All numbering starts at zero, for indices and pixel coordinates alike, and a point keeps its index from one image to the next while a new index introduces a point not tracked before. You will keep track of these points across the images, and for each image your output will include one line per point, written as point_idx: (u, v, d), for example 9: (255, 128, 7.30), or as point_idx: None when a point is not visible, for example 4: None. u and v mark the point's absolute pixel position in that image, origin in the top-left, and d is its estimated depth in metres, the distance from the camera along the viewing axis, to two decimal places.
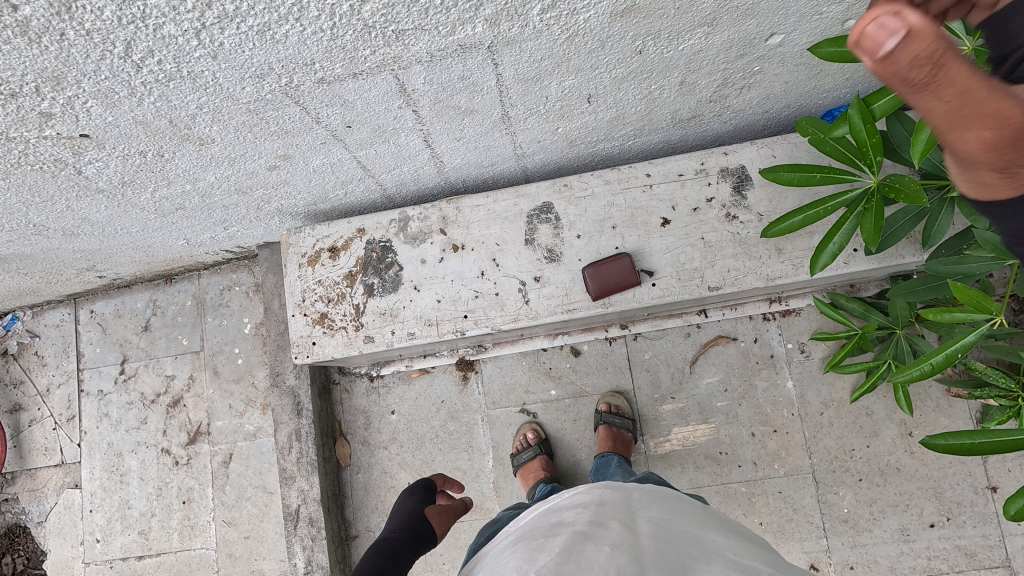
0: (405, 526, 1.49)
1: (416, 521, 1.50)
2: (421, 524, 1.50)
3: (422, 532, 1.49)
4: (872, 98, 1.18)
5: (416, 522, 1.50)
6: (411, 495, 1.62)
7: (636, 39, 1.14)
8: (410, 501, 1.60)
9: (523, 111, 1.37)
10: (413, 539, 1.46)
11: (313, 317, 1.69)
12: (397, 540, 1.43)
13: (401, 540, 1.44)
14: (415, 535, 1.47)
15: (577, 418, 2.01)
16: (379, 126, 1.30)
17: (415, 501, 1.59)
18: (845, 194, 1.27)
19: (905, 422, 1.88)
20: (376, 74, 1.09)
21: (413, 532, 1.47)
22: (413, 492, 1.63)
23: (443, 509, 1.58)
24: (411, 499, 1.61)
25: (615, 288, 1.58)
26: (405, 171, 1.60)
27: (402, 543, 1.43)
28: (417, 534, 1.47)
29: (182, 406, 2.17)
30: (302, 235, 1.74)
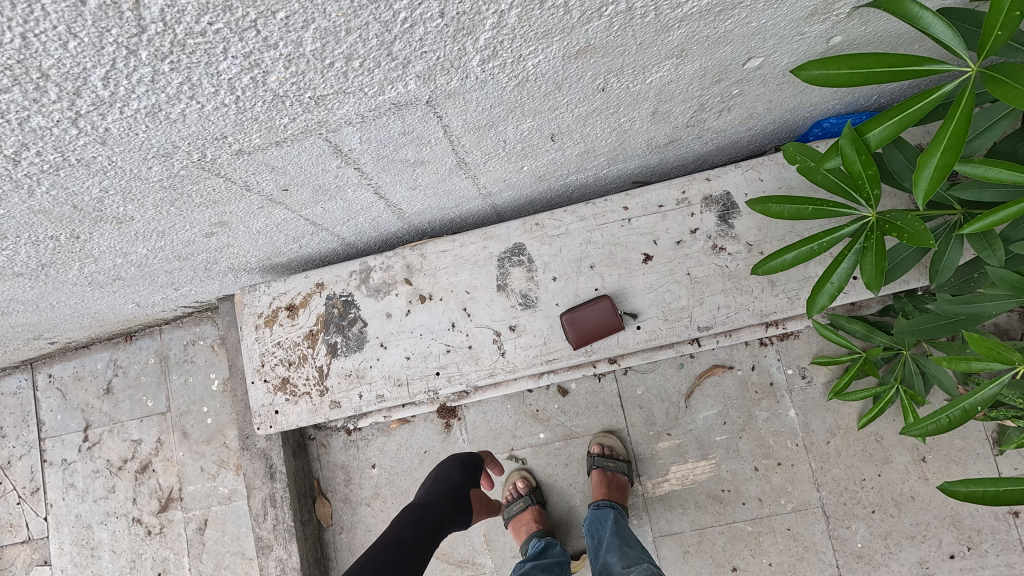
0: (444, 497, 1.59)
1: (456, 495, 1.61)
2: (459, 499, 1.60)
3: (459, 507, 1.59)
4: (864, 128, 1.01)
5: (454, 496, 1.60)
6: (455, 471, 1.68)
7: (597, 78, 1.02)
8: (454, 475, 1.67)
9: (480, 156, 1.23)
10: (451, 509, 1.57)
11: (274, 383, 1.57)
12: (433, 510, 1.54)
13: (437, 508, 1.55)
14: (451, 507, 1.57)
15: (569, 461, 1.89)
16: (320, 185, 1.17)
17: (458, 477, 1.66)
18: (841, 229, 1.15)
19: (917, 447, 1.76)
20: (302, 139, 0.96)
21: (450, 504, 1.57)
22: (461, 467, 1.69)
23: (483, 499, 1.70)
24: (456, 473, 1.68)
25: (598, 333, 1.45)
26: (362, 221, 1.47)
27: (438, 510, 1.54)
28: (455, 504, 1.59)
29: (152, 472, 2.05)
30: (256, 294, 1.60)
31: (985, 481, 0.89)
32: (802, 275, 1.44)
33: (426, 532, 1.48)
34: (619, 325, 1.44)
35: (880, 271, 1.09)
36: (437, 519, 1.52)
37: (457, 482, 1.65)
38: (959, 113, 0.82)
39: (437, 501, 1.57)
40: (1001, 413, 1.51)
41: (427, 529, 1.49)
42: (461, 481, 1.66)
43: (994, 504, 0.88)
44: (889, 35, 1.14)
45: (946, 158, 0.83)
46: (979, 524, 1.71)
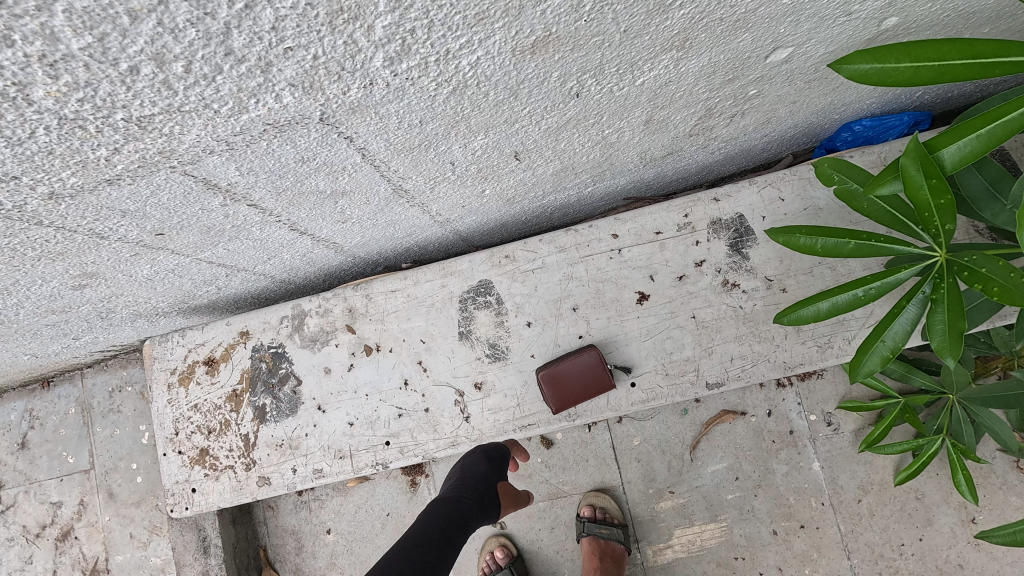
0: (468, 491, 1.18)
1: (485, 488, 1.19)
2: (488, 495, 1.19)
3: (489, 504, 1.20)
4: (936, 142, 0.75)
5: (482, 490, 1.19)
6: (481, 461, 1.21)
7: (567, 80, 0.73)
8: (482, 464, 1.20)
9: (423, 181, 0.95)
10: (474, 510, 1.17)
11: (190, 456, 1.29)
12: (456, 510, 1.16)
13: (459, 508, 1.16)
14: (479, 505, 1.17)
15: (555, 525, 1.62)
16: (208, 226, 0.88)
17: (488, 467, 1.20)
18: (895, 274, 0.88)
19: (965, 507, 1.49)
20: (146, 174, 0.67)
21: (477, 502, 1.17)
22: (489, 459, 1.21)
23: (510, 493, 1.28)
24: (481, 461, 1.21)
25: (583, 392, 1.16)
26: (288, 258, 1.19)
27: (463, 509, 1.16)
28: (484, 502, 1.18)
29: (74, 539, 1.77)
30: (168, 345, 1.32)
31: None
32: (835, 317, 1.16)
33: (445, 540, 1.10)
34: (610, 383, 1.15)
35: (959, 334, 0.79)
36: (459, 522, 1.14)
37: (486, 474, 1.19)
38: None
39: (459, 498, 1.17)
40: None
41: (446, 538, 1.11)
42: (491, 472, 1.20)
43: None
44: (958, 15, 0.86)
45: None
46: None
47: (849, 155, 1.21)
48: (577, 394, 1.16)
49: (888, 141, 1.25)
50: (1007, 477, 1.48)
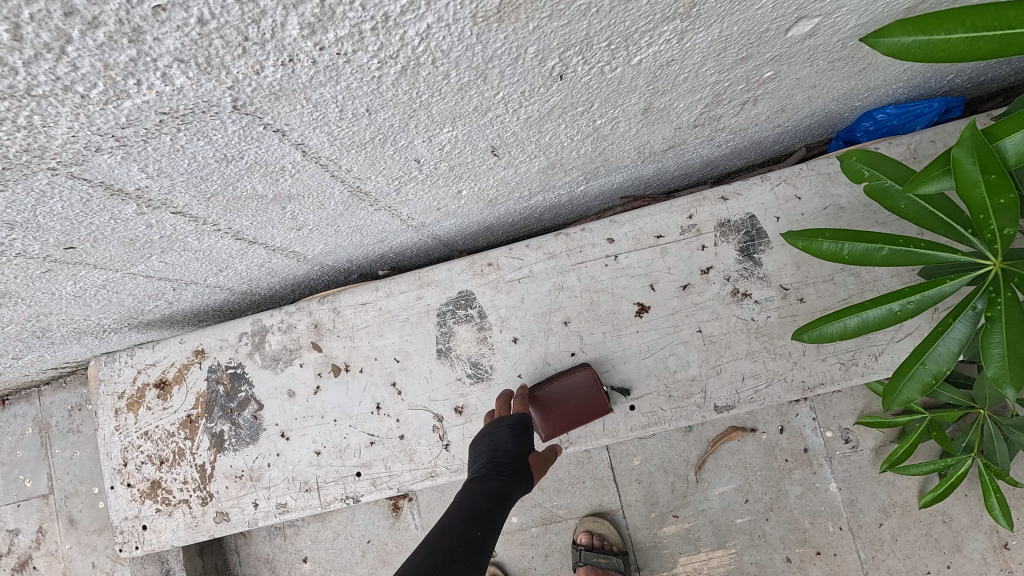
0: (500, 466, 0.90)
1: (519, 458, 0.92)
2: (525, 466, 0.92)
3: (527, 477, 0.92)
4: (997, 130, 0.62)
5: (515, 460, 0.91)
6: (506, 430, 0.94)
7: (546, 58, 0.60)
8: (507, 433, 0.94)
9: (386, 182, 0.81)
10: (512, 486, 0.88)
11: (141, 489, 1.16)
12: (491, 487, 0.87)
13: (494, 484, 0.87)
14: (517, 479, 0.89)
15: (549, 552, 1.49)
16: (129, 238, 0.75)
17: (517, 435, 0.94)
18: (940, 284, 0.74)
19: (997, 531, 1.36)
20: (21, 178, 0.54)
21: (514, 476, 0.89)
22: (514, 428, 0.94)
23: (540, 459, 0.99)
24: (508, 431, 0.94)
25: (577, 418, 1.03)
26: (243, 268, 1.05)
27: (500, 486, 0.87)
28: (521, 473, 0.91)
29: (32, 570, 1.64)
30: (115, 365, 1.19)
31: None
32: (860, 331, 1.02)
33: (482, 528, 0.81)
34: (606, 405, 1.02)
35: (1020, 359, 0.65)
36: (497, 504, 0.85)
37: (514, 442, 0.93)
38: None
39: (490, 474, 0.89)
40: None
41: (483, 525, 0.82)
42: (519, 438, 0.93)
43: None
44: None
45: None
46: None
47: (873, 147, 1.07)
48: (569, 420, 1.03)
49: (915, 132, 1.11)
50: None
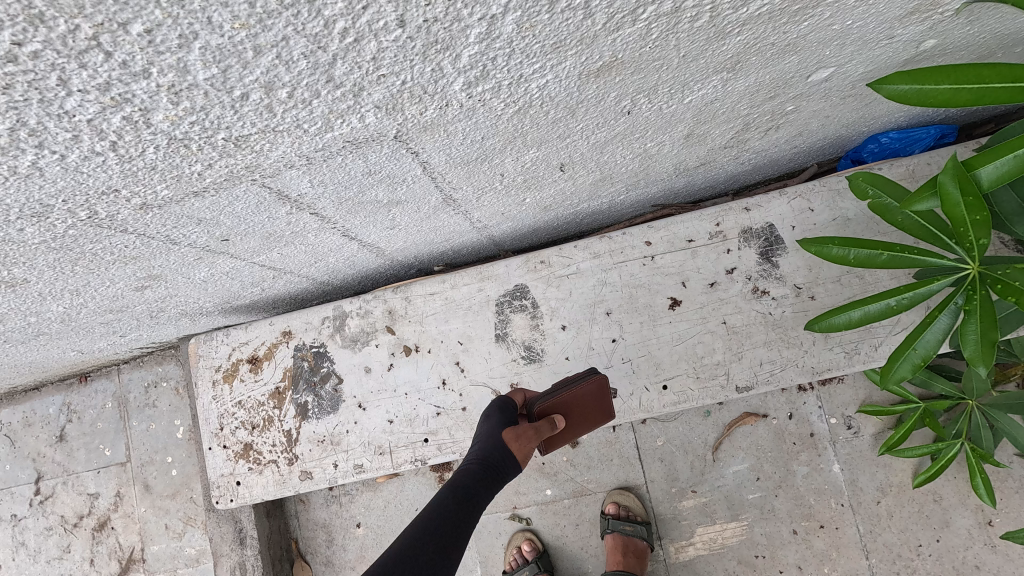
0: (472, 471, 1.03)
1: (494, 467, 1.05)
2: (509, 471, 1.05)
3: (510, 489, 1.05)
4: (974, 161, 0.78)
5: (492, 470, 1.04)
6: (486, 419, 1.11)
7: (623, 99, 0.77)
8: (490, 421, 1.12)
9: (471, 192, 0.99)
10: (483, 494, 1.02)
11: (235, 450, 1.34)
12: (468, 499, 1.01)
13: (467, 497, 1.01)
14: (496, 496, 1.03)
15: (579, 522, 1.66)
16: (269, 233, 0.93)
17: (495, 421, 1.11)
18: (928, 283, 0.91)
19: (982, 509, 1.53)
20: (229, 187, 0.71)
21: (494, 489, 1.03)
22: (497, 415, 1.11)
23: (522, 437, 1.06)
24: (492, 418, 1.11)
25: (585, 422, 1.15)
26: (334, 261, 1.23)
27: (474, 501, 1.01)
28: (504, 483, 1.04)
29: (110, 529, 1.82)
30: (213, 343, 1.36)
31: None
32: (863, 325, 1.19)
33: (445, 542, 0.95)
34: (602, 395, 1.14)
35: (988, 342, 0.84)
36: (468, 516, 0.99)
37: (490, 430, 1.09)
38: None
39: (459, 484, 1.02)
40: None
41: (446, 543, 0.95)
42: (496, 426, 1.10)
43: None
44: (994, 37, 0.89)
45: None
46: None
47: (878, 167, 1.24)
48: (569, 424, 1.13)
49: (914, 154, 1.28)
50: None
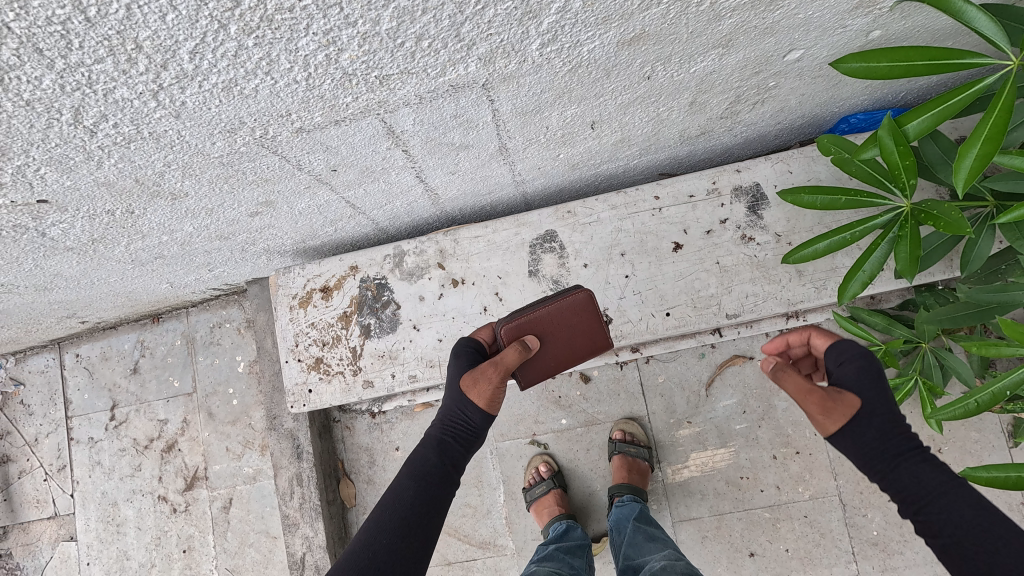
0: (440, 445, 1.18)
1: (450, 436, 1.20)
2: (470, 428, 1.19)
3: (477, 446, 1.21)
4: (903, 119, 1.03)
5: (446, 439, 1.19)
6: (450, 377, 1.23)
7: (645, 66, 1.04)
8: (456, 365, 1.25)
9: (521, 142, 1.26)
10: (447, 468, 1.17)
11: (307, 363, 1.60)
12: (425, 476, 1.15)
13: (424, 473, 1.15)
14: (457, 458, 1.18)
15: (590, 447, 1.93)
16: (366, 167, 1.20)
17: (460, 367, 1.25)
18: (874, 218, 1.18)
19: (933, 439, 1.80)
20: (360, 119, 0.99)
21: (453, 456, 1.18)
22: (461, 362, 1.23)
23: (477, 379, 1.17)
24: (450, 377, 1.23)
25: (570, 341, 1.26)
26: (399, 205, 1.49)
27: (433, 474, 1.15)
28: (466, 444, 1.19)
29: (178, 451, 2.08)
30: (291, 275, 1.63)
31: (967, 397, 1.16)
32: (830, 266, 1.47)
33: (415, 528, 1.09)
34: (580, 307, 1.23)
35: (913, 260, 1.14)
36: (432, 487, 1.14)
37: (448, 394, 1.20)
38: (1001, 104, 0.87)
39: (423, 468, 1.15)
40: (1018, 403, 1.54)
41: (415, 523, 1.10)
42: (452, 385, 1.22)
43: (978, 413, 1.16)
44: (927, 30, 1.16)
45: (987, 147, 0.89)
46: (992, 515, 1.75)
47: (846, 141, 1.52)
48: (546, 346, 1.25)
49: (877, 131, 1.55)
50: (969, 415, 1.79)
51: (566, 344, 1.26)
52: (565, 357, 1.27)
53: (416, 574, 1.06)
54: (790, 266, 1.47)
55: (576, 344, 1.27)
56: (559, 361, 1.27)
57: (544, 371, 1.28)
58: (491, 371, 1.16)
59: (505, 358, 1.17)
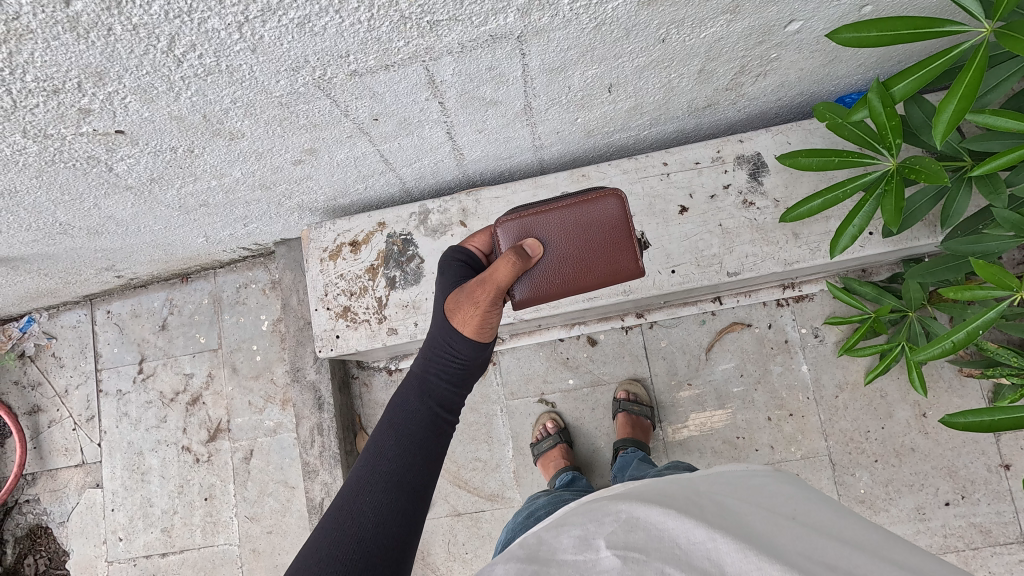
0: (424, 384, 1.12)
1: (429, 379, 1.13)
2: (455, 364, 1.14)
3: (464, 383, 1.15)
4: (890, 82, 1.12)
5: (425, 382, 1.13)
6: (434, 312, 1.20)
7: (661, 28, 1.17)
8: (453, 280, 1.24)
9: (545, 102, 1.38)
10: (434, 404, 1.11)
11: (336, 311, 1.72)
12: (405, 426, 1.08)
13: (404, 424, 1.08)
14: (439, 399, 1.12)
15: (595, 406, 2.04)
16: (405, 118, 1.31)
17: (455, 284, 1.23)
18: (863, 177, 1.30)
19: (919, 403, 1.91)
20: (407, 66, 1.11)
21: (435, 398, 1.12)
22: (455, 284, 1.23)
23: (460, 307, 1.12)
24: (434, 312, 1.19)
25: (585, 252, 1.24)
26: (426, 164, 1.60)
27: (414, 423, 1.08)
28: (450, 382, 1.14)
29: (202, 404, 2.19)
30: (322, 231, 1.75)
31: (945, 338, 1.26)
32: (824, 230, 1.60)
33: (404, 475, 1.02)
34: (592, 207, 1.24)
35: (897, 210, 1.23)
36: (415, 436, 1.07)
37: (434, 330, 1.16)
38: (975, 66, 0.93)
39: (409, 409, 1.10)
40: (998, 369, 1.64)
41: (407, 464, 1.03)
42: (442, 311, 1.17)
43: (954, 351, 1.25)
44: (914, 7, 1.28)
45: (961, 104, 0.97)
46: (972, 475, 1.86)
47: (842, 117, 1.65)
48: (552, 255, 1.24)
49: None
50: (952, 382, 1.90)
51: (581, 253, 1.24)
52: (579, 270, 1.25)
53: (413, 523, 1.00)
54: (787, 229, 1.60)
55: (593, 255, 1.25)
56: (573, 274, 1.25)
57: (551, 278, 1.24)
58: (479, 293, 1.11)
59: (496, 274, 1.12)
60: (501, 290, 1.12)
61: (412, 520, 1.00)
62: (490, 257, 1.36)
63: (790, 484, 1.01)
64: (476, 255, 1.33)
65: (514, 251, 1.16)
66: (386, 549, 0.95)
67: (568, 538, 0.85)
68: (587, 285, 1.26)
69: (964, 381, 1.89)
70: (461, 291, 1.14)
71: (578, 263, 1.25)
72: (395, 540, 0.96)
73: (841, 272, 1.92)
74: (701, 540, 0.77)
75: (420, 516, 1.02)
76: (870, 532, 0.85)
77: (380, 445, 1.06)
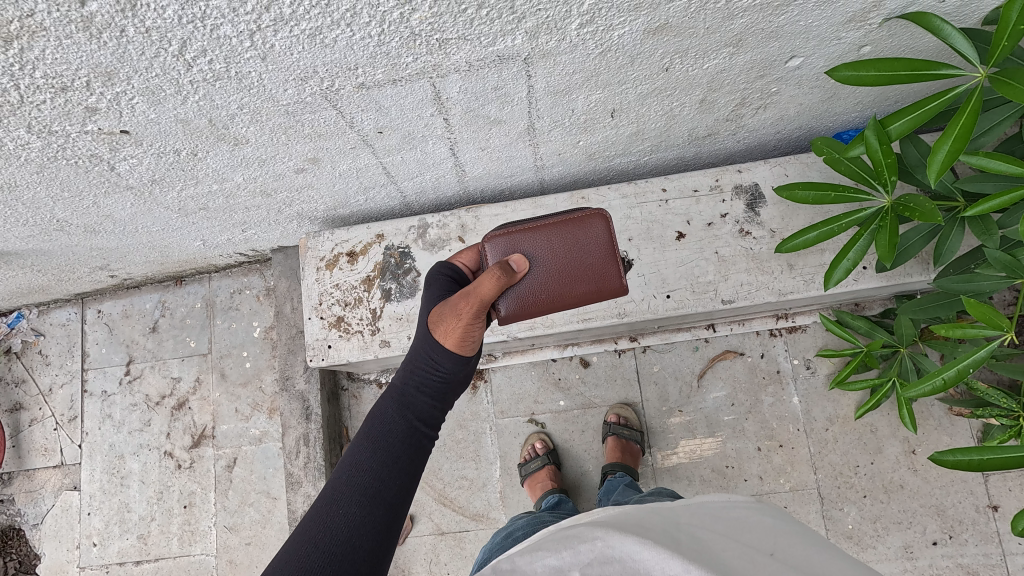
0: (403, 399, 1.11)
1: (409, 392, 1.12)
2: (436, 378, 1.12)
3: (444, 397, 1.14)
4: (887, 120, 1.14)
5: (404, 396, 1.11)
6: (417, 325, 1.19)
7: (665, 56, 1.19)
8: (438, 294, 1.24)
9: (548, 123, 1.40)
10: (412, 418, 1.09)
11: (329, 321, 1.72)
12: (383, 439, 1.06)
13: (382, 437, 1.06)
14: (420, 413, 1.10)
15: (585, 429, 2.03)
16: (409, 133, 1.32)
17: (440, 298, 1.23)
18: (858, 212, 1.32)
19: (908, 440, 1.91)
20: (414, 81, 1.12)
21: (414, 411, 1.10)
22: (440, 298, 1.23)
23: (443, 319, 1.12)
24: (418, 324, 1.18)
25: (572, 270, 1.25)
26: (427, 179, 1.61)
27: (391, 436, 1.06)
28: (431, 396, 1.12)
29: (188, 408, 2.16)
30: (321, 240, 1.75)
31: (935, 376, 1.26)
32: (818, 263, 1.62)
33: (379, 489, 1.00)
34: (581, 225, 1.25)
35: (891, 246, 1.25)
36: (393, 449, 1.05)
37: (417, 343, 1.16)
38: (968, 110, 0.96)
39: (387, 423, 1.08)
40: (987, 410, 1.64)
41: (382, 479, 1.01)
42: (424, 325, 1.16)
43: (944, 390, 1.25)
44: (912, 50, 1.32)
45: (955, 146, 0.98)
46: (960, 515, 1.85)
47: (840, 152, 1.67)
48: (539, 273, 1.24)
49: None
50: (942, 420, 1.90)
51: (569, 271, 1.25)
52: (564, 289, 1.25)
53: (387, 538, 0.98)
54: (782, 260, 1.62)
55: (580, 273, 1.25)
56: (558, 292, 1.25)
57: (537, 295, 1.24)
58: (463, 306, 1.11)
59: (481, 289, 1.13)
60: (485, 304, 1.12)
61: (386, 535, 0.98)
62: (478, 273, 1.36)
63: (766, 517, 1.00)
64: (463, 271, 1.34)
65: (500, 266, 1.17)
66: (356, 564, 0.93)
67: (543, 567, 0.83)
68: (570, 304, 1.27)
69: (954, 420, 1.90)
70: (446, 304, 1.14)
71: (563, 281, 1.25)
72: (367, 555, 0.94)
73: (834, 304, 1.94)
74: (677, 573, 0.77)
75: (395, 529, 1.01)
76: (849, 568, 0.85)
77: (358, 456, 1.04)
